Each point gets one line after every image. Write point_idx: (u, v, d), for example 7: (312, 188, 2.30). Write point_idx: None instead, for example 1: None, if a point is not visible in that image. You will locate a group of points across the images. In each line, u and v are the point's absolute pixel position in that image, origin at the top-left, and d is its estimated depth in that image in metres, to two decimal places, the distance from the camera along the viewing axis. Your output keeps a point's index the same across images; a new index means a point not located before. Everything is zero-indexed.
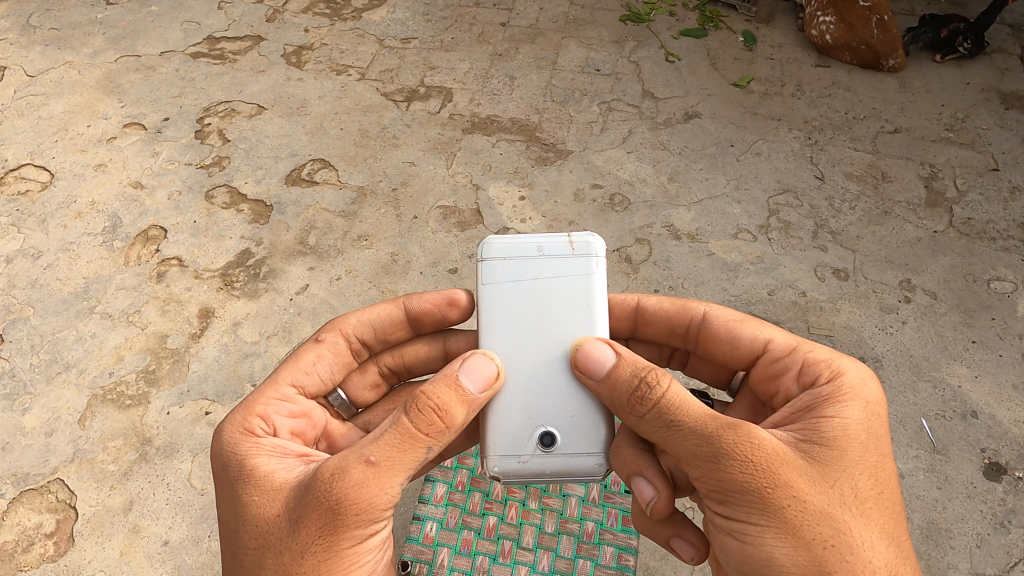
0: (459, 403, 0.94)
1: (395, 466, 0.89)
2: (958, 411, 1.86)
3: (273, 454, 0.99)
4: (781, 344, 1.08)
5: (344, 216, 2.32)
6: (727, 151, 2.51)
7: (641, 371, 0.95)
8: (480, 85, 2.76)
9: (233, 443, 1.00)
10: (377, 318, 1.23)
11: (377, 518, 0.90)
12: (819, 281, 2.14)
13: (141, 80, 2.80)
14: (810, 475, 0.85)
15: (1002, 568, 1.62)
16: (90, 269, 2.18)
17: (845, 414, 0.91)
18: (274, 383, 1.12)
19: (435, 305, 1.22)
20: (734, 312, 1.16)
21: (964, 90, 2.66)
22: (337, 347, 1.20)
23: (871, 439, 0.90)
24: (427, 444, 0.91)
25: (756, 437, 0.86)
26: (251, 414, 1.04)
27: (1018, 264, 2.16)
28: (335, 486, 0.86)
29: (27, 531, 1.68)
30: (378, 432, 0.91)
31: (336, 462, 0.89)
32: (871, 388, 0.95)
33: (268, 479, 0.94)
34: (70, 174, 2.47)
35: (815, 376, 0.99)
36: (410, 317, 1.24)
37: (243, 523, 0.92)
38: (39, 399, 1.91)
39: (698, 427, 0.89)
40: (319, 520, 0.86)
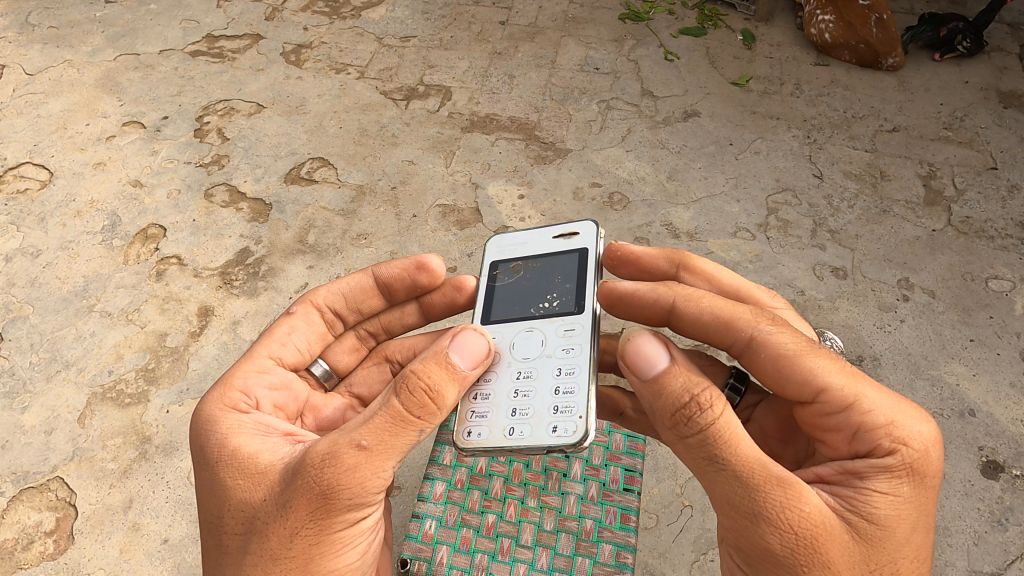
0: (451, 380, 0.94)
1: (387, 451, 0.89)
2: (956, 410, 1.86)
3: (255, 434, 0.98)
4: (838, 396, 0.93)
5: (343, 215, 2.32)
6: (725, 149, 2.51)
7: (693, 388, 0.90)
8: (479, 84, 2.76)
9: (214, 424, 0.99)
10: (349, 287, 1.24)
11: (367, 501, 0.91)
12: (818, 280, 2.15)
13: (140, 78, 2.80)
14: (847, 550, 0.87)
15: (998, 566, 1.62)
16: (89, 268, 2.18)
17: (900, 492, 0.90)
18: (251, 357, 1.12)
19: (403, 271, 1.23)
20: (795, 340, 0.97)
21: (963, 89, 2.66)
22: (310, 318, 1.21)
23: (917, 515, 0.90)
24: (419, 427, 0.91)
25: (800, 510, 0.86)
26: (230, 390, 1.04)
27: (1016, 263, 2.17)
28: (326, 471, 0.87)
29: (27, 529, 1.68)
30: (370, 415, 0.90)
31: (324, 445, 0.88)
32: (932, 462, 0.91)
33: (253, 461, 0.94)
34: (69, 173, 2.47)
35: (877, 439, 0.92)
36: (381, 285, 1.25)
37: (229, 507, 0.93)
38: (38, 397, 1.91)
39: (743, 478, 0.87)
40: (309, 506, 0.87)
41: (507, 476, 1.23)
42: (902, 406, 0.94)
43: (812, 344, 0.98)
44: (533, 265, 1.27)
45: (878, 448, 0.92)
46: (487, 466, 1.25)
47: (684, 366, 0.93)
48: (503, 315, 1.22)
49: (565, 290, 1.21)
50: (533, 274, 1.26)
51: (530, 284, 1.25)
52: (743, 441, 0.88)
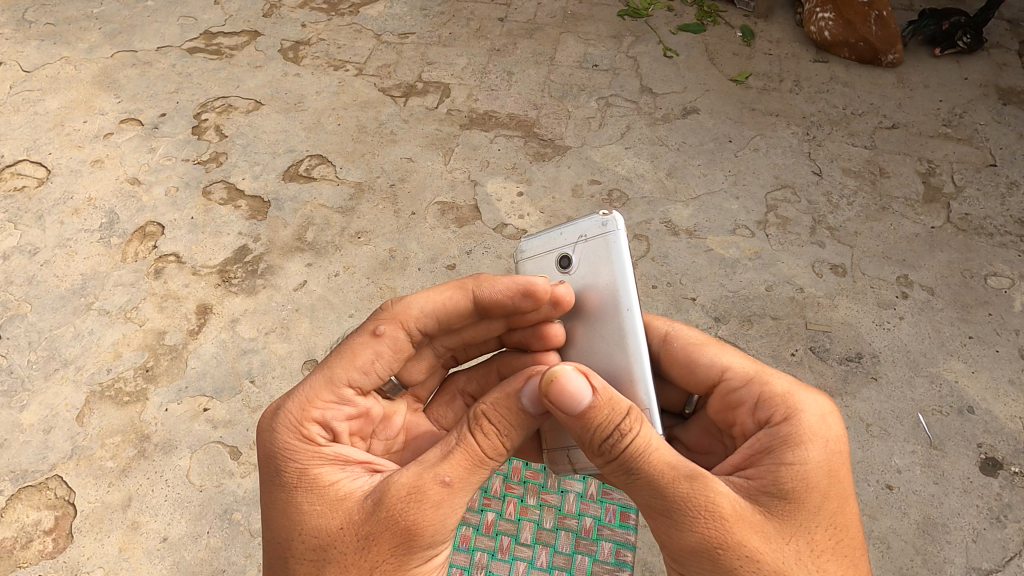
0: (517, 425, 0.97)
1: (468, 486, 0.93)
2: (955, 407, 1.87)
3: (334, 463, 0.98)
4: (740, 372, 1.04)
5: (342, 212, 2.32)
6: (724, 146, 2.51)
7: (616, 418, 0.92)
8: (477, 81, 2.75)
9: (292, 450, 0.98)
10: (440, 305, 1.12)
11: (443, 538, 0.93)
12: (817, 277, 2.15)
13: (138, 75, 2.79)
14: (766, 529, 0.86)
15: (997, 563, 1.62)
16: (87, 266, 2.18)
17: (804, 460, 0.89)
18: (329, 379, 1.04)
19: (508, 295, 1.09)
20: (701, 332, 1.13)
21: (962, 86, 2.66)
22: (398, 341, 1.09)
23: (832, 485, 0.89)
24: (490, 465, 0.95)
25: (712, 494, 0.87)
26: (307, 418, 1.01)
27: (1015, 259, 2.17)
28: (413, 507, 0.89)
29: (26, 527, 1.68)
30: (448, 450, 0.94)
31: (412, 480, 0.91)
32: (829, 428, 0.92)
33: (334, 490, 0.95)
34: (67, 170, 2.46)
35: (773, 408, 0.97)
36: (479, 304, 1.13)
37: (304, 534, 0.92)
38: (37, 396, 1.91)
39: (659, 478, 0.89)
40: (395, 540, 0.89)
41: (506, 474, 1.23)
42: (800, 384, 0.99)
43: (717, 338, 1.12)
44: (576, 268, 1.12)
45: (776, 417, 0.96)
46: None
47: (607, 398, 0.93)
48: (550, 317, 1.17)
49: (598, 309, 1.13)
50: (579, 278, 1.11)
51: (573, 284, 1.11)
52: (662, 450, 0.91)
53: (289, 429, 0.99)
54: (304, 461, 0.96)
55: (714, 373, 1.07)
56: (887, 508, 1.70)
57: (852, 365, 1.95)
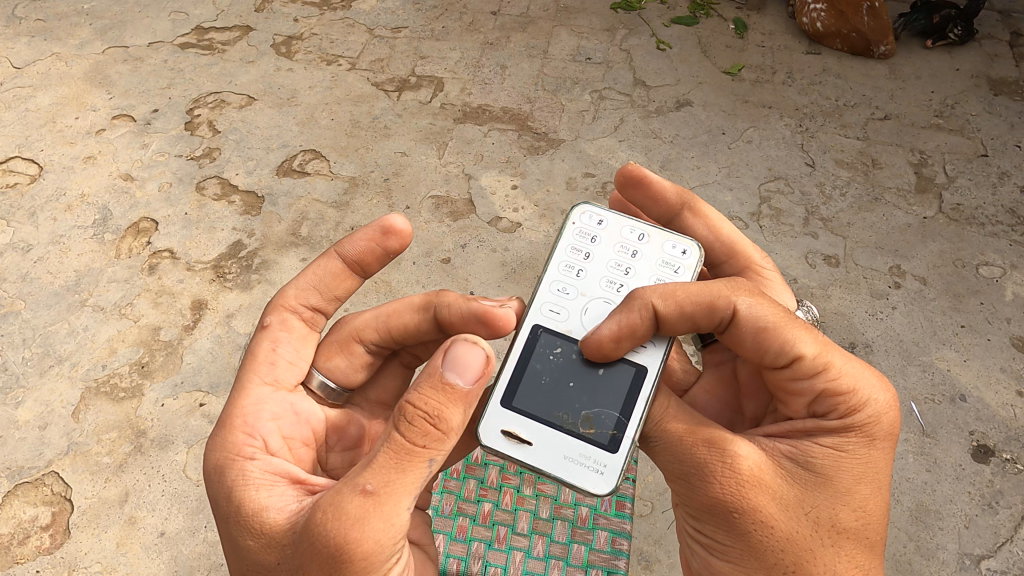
0: (451, 403, 0.86)
1: (396, 490, 0.83)
2: (947, 395, 1.88)
3: (263, 484, 0.92)
4: (809, 365, 0.92)
5: (336, 207, 2.32)
6: (718, 138, 2.51)
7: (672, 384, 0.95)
8: (471, 75, 2.75)
9: (219, 479, 0.93)
10: (315, 277, 1.13)
11: (387, 548, 0.85)
12: (810, 268, 2.16)
13: (129, 71, 2.78)
14: (786, 501, 0.90)
15: (989, 548, 1.64)
16: (81, 262, 2.17)
17: (842, 448, 0.92)
18: (243, 389, 1.03)
19: (369, 242, 1.12)
20: (774, 311, 0.94)
21: (954, 77, 2.67)
22: (290, 323, 1.12)
23: (864, 475, 0.92)
24: (426, 457, 0.85)
25: (734, 457, 0.90)
26: (227, 439, 0.96)
27: (1006, 249, 2.18)
28: (331, 525, 0.81)
29: (22, 524, 1.68)
30: (373, 455, 0.85)
31: (330, 496, 0.83)
32: (876, 427, 0.93)
33: (259, 518, 0.88)
34: (59, 167, 2.45)
35: (831, 403, 0.93)
36: (350, 264, 1.14)
37: (245, 569, 0.88)
38: (32, 392, 1.90)
39: (683, 441, 0.95)
40: (323, 564, 0.81)
41: (503, 465, 1.25)
42: (865, 371, 0.95)
43: (790, 314, 0.95)
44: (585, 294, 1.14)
45: (833, 412, 0.93)
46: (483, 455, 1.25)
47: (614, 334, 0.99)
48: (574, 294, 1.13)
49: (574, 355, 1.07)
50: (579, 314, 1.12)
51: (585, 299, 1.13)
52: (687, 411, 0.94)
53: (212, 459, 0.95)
54: (229, 487, 0.91)
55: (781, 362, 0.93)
56: None
57: None
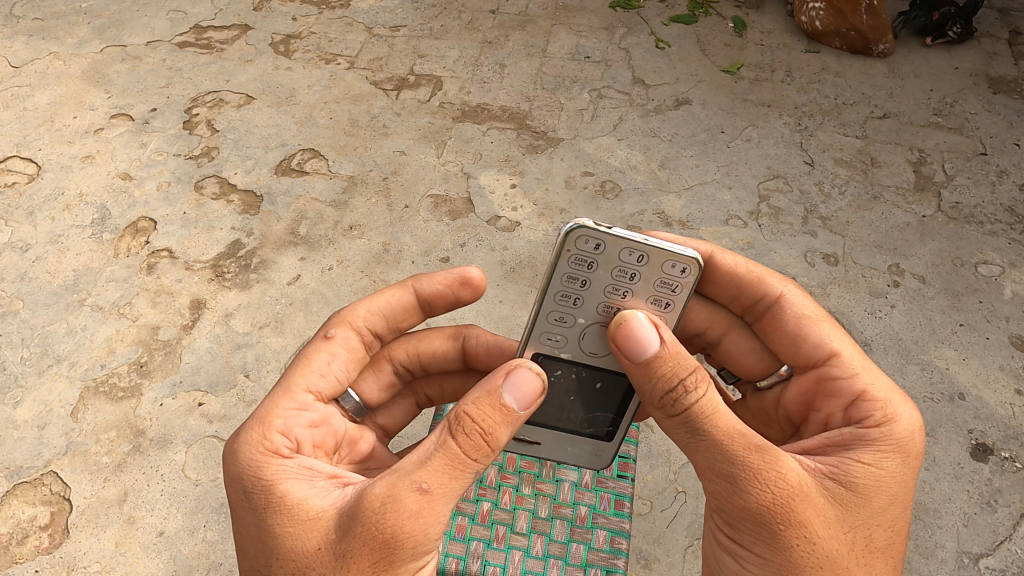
0: (504, 423, 0.90)
1: (448, 493, 0.88)
2: (946, 393, 1.88)
3: (301, 477, 0.95)
4: None
5: (335, 206, 2.31)
6: (717, 137, 2.51)
7: (682, 372, 0.89)
8: (469, 73, 2.75)
9: (256, 466, 0.95)
10: (388, 306, 1.15)
11: (430, 546, 0.90)
12: (809, 266, 2.16)
13: (127, 70, 2.78)
14: (829, 517, 0.90)
15: (987, 546, 1.64)
16: (79, 262, 2.17)
17: (881, 465, 0.94)
18: (289, 391, 1.04)
19: (446, 287, 1.15)
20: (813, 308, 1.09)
21: (952, 75, 2.67)
22: (350, 343, 1.12)
23: (899, 496, 0.94)
24: (475, 467, 0.90)
25: (782, 468, 0.89)
26: (269, 432, 0.98)
27: (1005, 248, 2.18)
28: (387, 517, 0.85)
29: (21, 524, 1.68)
30: (425, 455, 0.88)
31: (383, 489, 0.87)
32: (909, 444, 0.96)
33: (303, 506, 0.91)
34: (57, 166, 2.45)
35: (869, 409, 0.98)
36: (421, 302, 1.17)
37: (277, 556, 0.89)
38: (30, 392, 1.90)
39: (727, 442, 0.89)
40: (372, 556, 0.86)
41: (502, 464, 1.24)
42: (896, 391, 1.00)
43: None
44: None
45: (872, 428, 0.96)
46: None
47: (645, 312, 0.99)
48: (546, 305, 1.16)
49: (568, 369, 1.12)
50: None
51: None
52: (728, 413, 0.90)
53: (251, 448, 0.96)
54: (270, 477, 0.93)
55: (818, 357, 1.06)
56: None
57: None
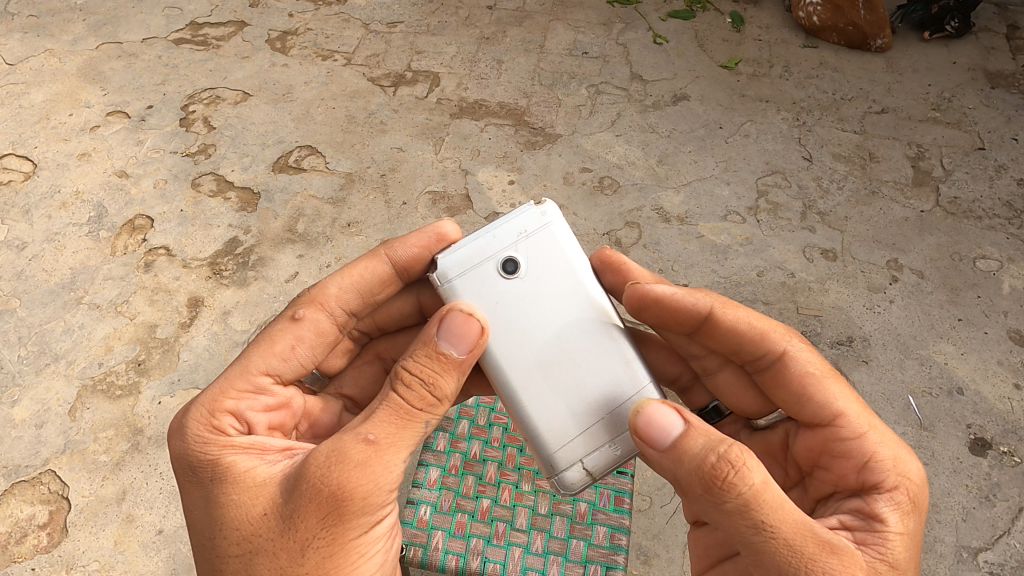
0: (446, 371, 0.93)
1: (394, 443, 0.89)
2: (945, 388, 1.88)
3: (249, 450, 0.95)
4: (853, 425, 0.97)
5: (332, 203, 2.31)
6: (715, 133, 2.51)
7: (718, 446, 0.82)
8: (467, 69, 2.74)
9: (201, 442, 0.94)
10: (360, 280, 1.15)
11: (380, 504, 0.89)
12: (807, 262, 2.16)
13: (123, 67, 2.76)
14: None
15: (987, 540, 1.64)
16: (76, 260, 2.16)
17: (906, 527, 0.88)
18: (246, 368, 1.04)
19: (423, 249, 1.13)
20: (819, 363, 1.03)
21: (951, 70, 2.66)
22: (318, 324, 1.11)
23: (915, 558, 0.90)
24: (422, 419, 0.92)
25: (849, 567, 0.80)
26: (218, 412, 0.98)
27: (1004, 242, 2.18)
28: (334, 471, 0.85)
29: (20, 522, 1.67)
30: (370, 412, 0.91)
31: (329, 445, 0.87)
32: (920, 507, 0.91)
33: (250, 475, 0.91)
34: (53, 164, 2.44)
35: (885, 472, 0.93)
36: (398, 271, 1.16)
37: (224, 527, 0.88)
38: (28, 391, 1.89)
39: (778, 535, 0.80)
40: (321, 512, 0.85)
41: (501, 461, 1.24)
42: (902, 444, 0.96)
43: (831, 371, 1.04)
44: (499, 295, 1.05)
45: (884, 481, 0.92)
46: (481, 452, 1.25)
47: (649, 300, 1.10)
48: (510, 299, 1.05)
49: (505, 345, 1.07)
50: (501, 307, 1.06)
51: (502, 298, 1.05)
52: (780, 501, 0.81)
53: (195, 421, 0.96)
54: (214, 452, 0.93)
55: (824, 418, 0.99)
56: None
57: (843, 349, 1.96)
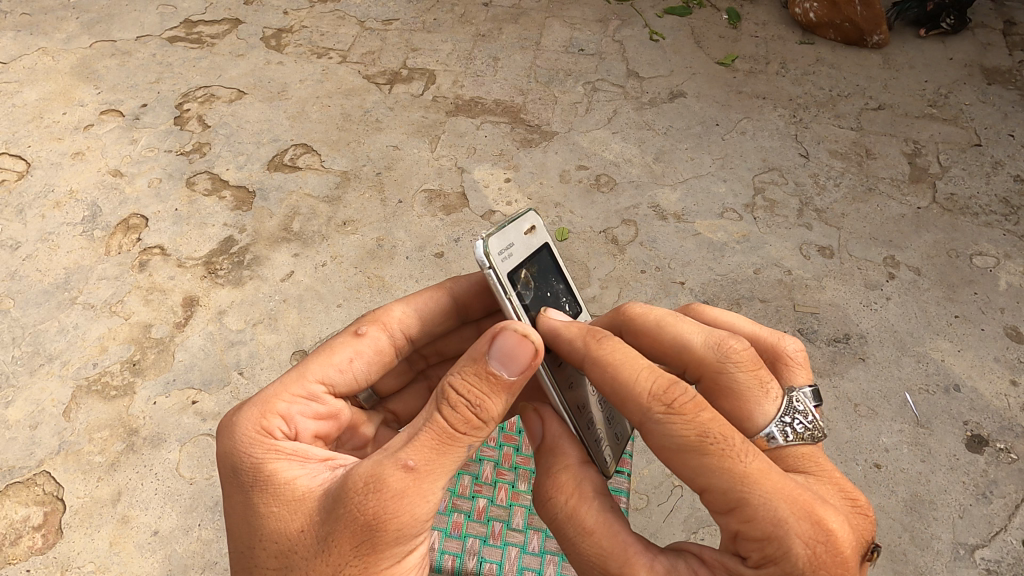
0: (494, 394, 0.87)
1: (435, 470, 0.85)
2: (941, 385, 1.88)
3: (293, 459, 0.93)
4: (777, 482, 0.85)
5: (328, 202, 2.30)
6: (711, 130, 2.50)
7: (559, 471, 0.88)
8: (462, 67, 2.73)
9: (248, 443, 0.93)
10: (423, 308, 1.15)
11: (417, 531, 0.86)
12: (804, 259, 2.15)
13: (117, 65, 2.75)
14: None
15: (984, 538, 1.64)
16: (70, 260, 2.15)
17: None
18: (301, 374, 1.04)
19: (482, 286, 1.19)
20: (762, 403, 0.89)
21: (947, 66, 2.66)
22: (379, 343, 1.10)
23: None
24: (467, 442, 0.87)
25: None
26: (269, 413, 0.98)
27: (1000, 239, 2.18)
28: (371, 498, 0.82)
29: (14, 524, 1.64)
30: (412, 434, 0.86)
31: (369, 469, 0.84)
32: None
33: (290, 488, 0.89)
34: (47, 163, 2.42)
35: (750, 550, 0.77)
36: (457, 305, 1.18)
37: (261, 538, 0.87)
38: (22, 391, 1.87)
39: (598, 566, 0.82)
40: (355, 540, 0.82)
41: (498, 460, 1.24)
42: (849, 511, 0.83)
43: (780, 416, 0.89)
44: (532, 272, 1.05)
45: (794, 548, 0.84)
46: (478, 451, 1.25)
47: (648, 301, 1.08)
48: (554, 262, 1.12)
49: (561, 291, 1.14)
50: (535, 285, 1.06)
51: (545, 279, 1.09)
52: (598, 534, 0.82)
53: (246, 424, 0.95)
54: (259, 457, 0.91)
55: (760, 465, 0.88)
56: (876, 487, 1.70)
57: (840, 346, 1.96)
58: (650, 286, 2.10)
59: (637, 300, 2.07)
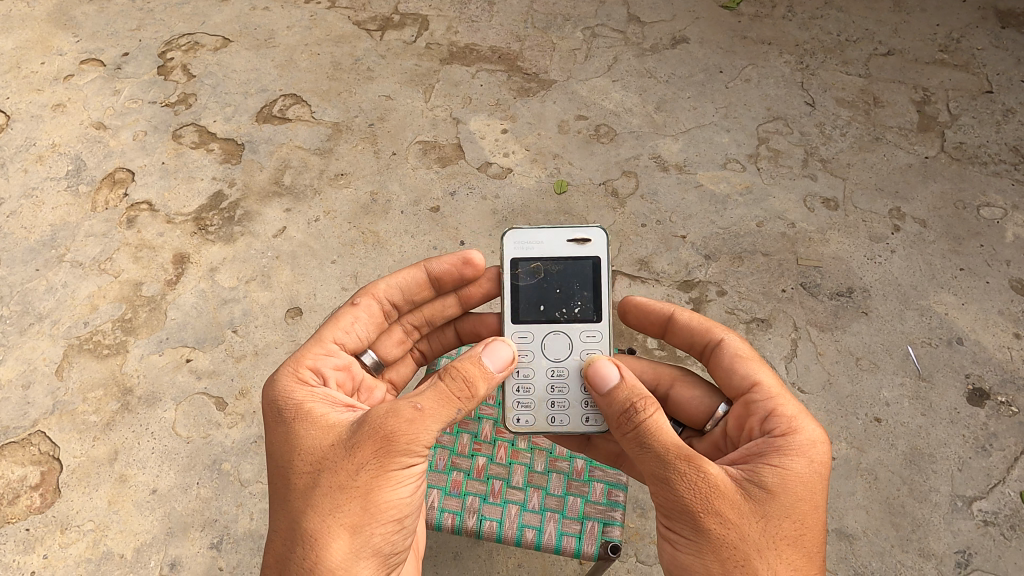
0: (485, 380, 0.93)
1: (444, 416, 0.90)
2: (944, 338, 1.86)
3: (326, 399, 0.97)
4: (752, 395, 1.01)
5: (320, 154, 2.24)
6: (715, 78, 2.42)
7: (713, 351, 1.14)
8: (456, 12, 2.62)
9: (283, 387, 0.98)
10: (405, 281, 1.17)
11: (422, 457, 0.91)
12: (808, 211, 2.11)
13: (95, 12, 2.63)
14: (762, 479, 0.88)
15: (982, 490, 1.64)
16: (56, 216, 2.09)
17: (790, 466, 0.88)
18: (317, 338, 1.08)
19: (452, 266, 1.16)
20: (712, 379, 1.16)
21: (960, 9, 2.56)
22: (371, 311, 1.14)
23: (809, 500, 0.87)
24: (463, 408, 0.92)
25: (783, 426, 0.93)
26: (295, 364, 1.02)
27: (1008, 189, 2.13)
28: (388, 417, 0.88)
29: (11, 484, 1.62)
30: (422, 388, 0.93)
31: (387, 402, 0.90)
32: (806, 477, 0.88)
33: (321, 417, 0.94)
34: (27, 116, 2.34)
35: (772, 425, 0.95)
36: (433, 279, 1.18)
37: (294, 456, 0.90)
38: (13, 351, 1.84)
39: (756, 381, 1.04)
40: (376, 446, 0.87)
41: (496, 419, 1.27)
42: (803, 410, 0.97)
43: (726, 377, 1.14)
44: (552, 268, 1.18)
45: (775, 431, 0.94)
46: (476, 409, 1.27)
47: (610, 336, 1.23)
48: (544, 284, 1.18)
49: (582, 297, 1.18)
50: (543, 291, 1.18)
51: (570, 279, 1.18)
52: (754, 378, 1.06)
53: (281, 372, 1.01)
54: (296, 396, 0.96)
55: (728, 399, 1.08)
56: (876, 440, 1.70)
57: (843, 300, 1.93)
58: (650, 240, 2.05)
59: (637, 254, 2.02)
